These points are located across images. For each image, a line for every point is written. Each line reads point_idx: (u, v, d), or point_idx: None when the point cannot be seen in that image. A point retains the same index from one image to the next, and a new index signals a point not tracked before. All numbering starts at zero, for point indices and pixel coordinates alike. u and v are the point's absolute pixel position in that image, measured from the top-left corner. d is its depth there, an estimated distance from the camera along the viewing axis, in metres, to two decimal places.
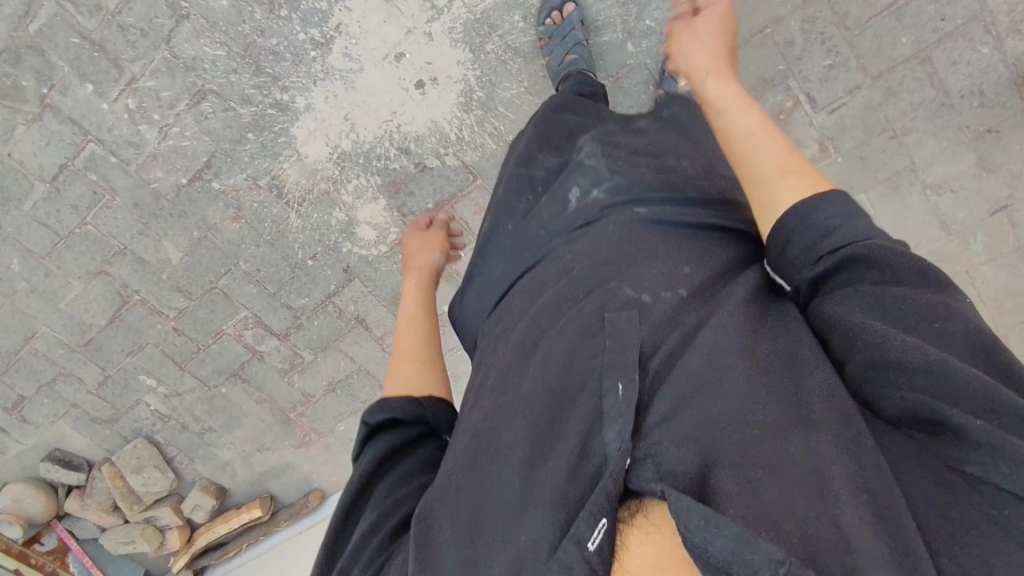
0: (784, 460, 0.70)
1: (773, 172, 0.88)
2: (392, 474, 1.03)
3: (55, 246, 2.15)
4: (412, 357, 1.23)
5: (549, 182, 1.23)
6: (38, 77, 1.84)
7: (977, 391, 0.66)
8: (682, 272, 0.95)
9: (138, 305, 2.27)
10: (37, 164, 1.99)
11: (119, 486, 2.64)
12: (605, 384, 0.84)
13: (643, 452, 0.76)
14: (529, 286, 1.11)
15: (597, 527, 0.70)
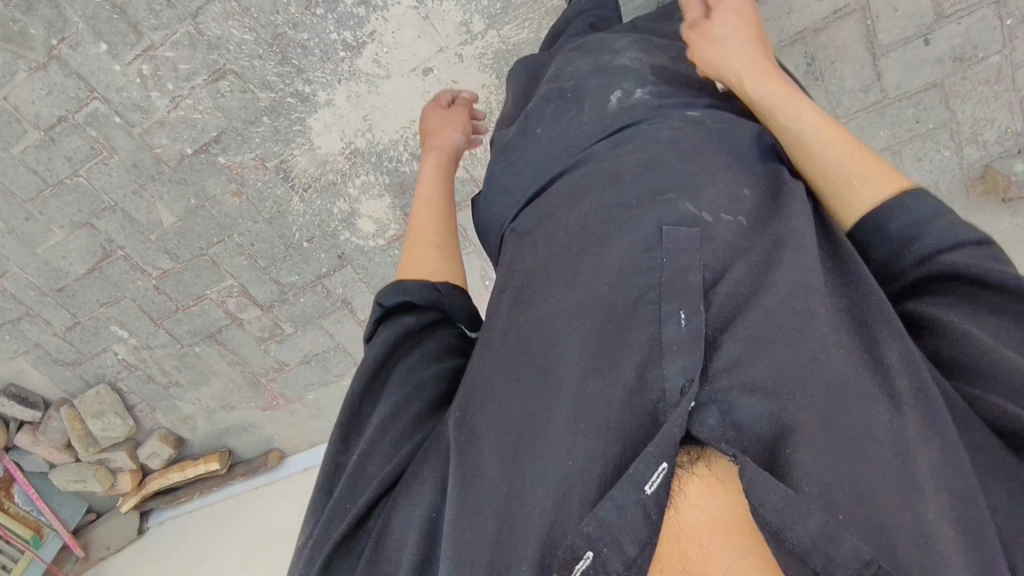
0: (865, 434, 0.67)
1: (837, 179, 0.88)
2: (407, 359, 0.99)
3: (41, 192, 2.12)
4: (427, 241, 1.18)
5: (582, 91, 1.13)
6: (50, 28, 1.79)
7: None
8: (740, 202, 0.89)
9: (120, 261, 2.28)
10: (35, 112, 1.95)
11: (77, 429, 2.68)
12: (665, 311, 0.80)
13: (709, 397, 0.72)
14: (569, 191, 1.01)
15: (657, 471, 0.68)
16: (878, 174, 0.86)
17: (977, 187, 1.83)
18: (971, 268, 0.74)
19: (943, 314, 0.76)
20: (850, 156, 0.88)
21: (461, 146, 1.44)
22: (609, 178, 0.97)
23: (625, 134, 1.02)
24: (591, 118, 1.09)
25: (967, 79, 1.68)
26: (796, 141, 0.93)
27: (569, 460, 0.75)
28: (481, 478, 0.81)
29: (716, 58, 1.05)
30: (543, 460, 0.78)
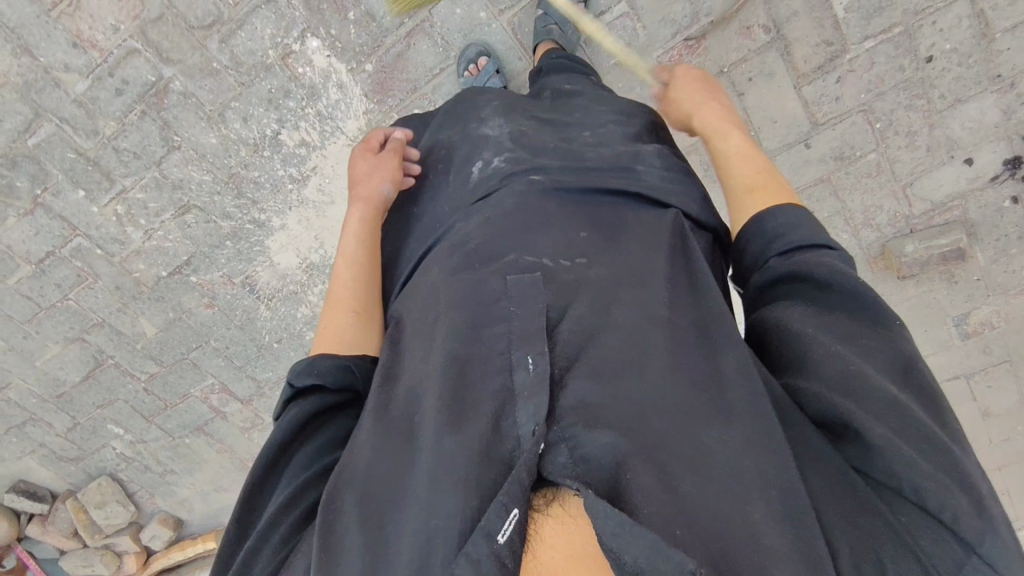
0: (703, 456, 0.79)
1: (742, 195, 1.09)
2: (310, 444, 1.06)
3: (36, 314, 2.35)
4: (346, 306, 1.25)
5: (455, 166, 1.35)
6: (33, 181, 2.02)
7: (888, 399, 0.77)
8: (577, 241, 1.08)
9: (110, 368, 2.48)
10: (26, 249, 2.18)
11: (82, 519, 2.88)
12: (514, 358, 0.89)
13: (558, 435, 0.77)
14: (431, 260, 1.18)
15: (508, 517, 0.67)
16: (766, 192, 1.06)
17: (878, 262, 1.96)
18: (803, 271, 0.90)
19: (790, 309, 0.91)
20: (754, 177, 1.09)
21: (391, 196, 1.41)
22: (460, 246, 1.13)
23: (480, 206, 1.20)
24: (457, 189, 1.30)
25: (851, 174, 1.84)
26: (724, 160, 1.17)
27: (429, 502, 0.78)
28: (339, 503, 0.88)
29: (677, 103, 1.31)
30: (406, 491, 0.84)
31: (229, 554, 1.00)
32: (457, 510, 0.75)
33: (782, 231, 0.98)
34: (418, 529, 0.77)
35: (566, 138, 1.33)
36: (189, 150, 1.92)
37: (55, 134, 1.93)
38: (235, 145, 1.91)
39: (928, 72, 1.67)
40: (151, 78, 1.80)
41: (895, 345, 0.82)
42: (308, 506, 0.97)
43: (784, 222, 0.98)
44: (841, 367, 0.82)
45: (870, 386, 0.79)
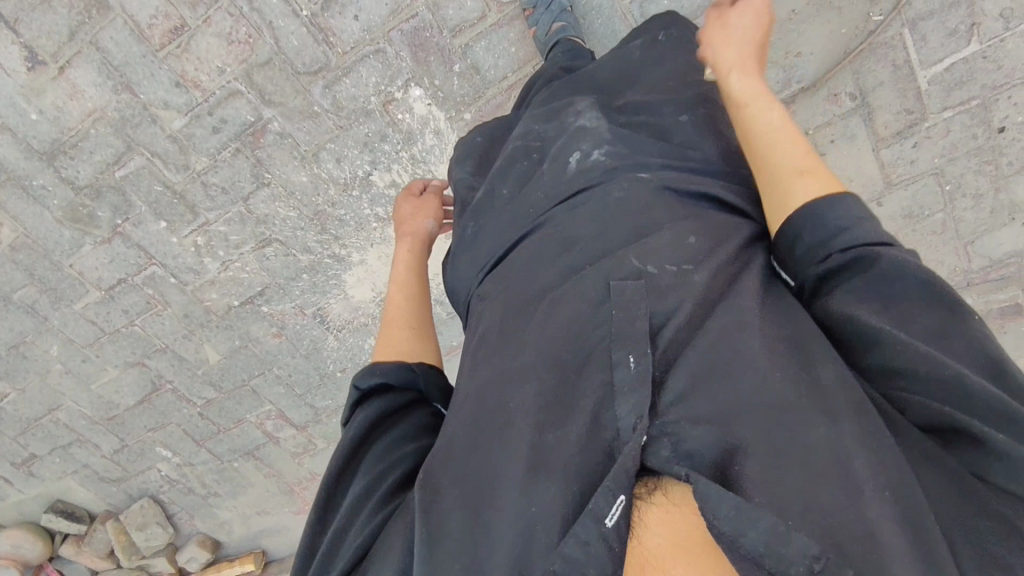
0: (811, 446, 0.72)
1: (789, 171, 0.95)
2: (386, 436, 1.03)
3: (98, 339, 2.35)
4: (402, 322, 1.24)
5: (548, 156, 1.21)
6: (115, 210, 2.03)
7: (992, 401, 0.70)
8: (687, 249, 0.96)
9: (167, 392, 2.49)
10: (97, 276, 2.18)
11: (122, 540, 2.86)
12: (615, 357, 0.86)
13: (659, 430, 0.78)
14: (532, 248, 1.09)
15: (616, 504, 0.71)
16: (822, 175, 0.93)
17: None
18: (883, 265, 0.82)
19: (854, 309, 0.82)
20: (803, 159, 0.95)
21: (435, 231, 1.49)
22: (562, 240, 1.05)
23: (578, 200, 1.09)
24: (551, 177, 1.17)
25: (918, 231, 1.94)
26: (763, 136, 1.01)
27: (535, 488, 0.79)
28: (445, 488, 0.86)
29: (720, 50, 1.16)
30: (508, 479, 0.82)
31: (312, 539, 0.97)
32: (560, 498, 0.77)
33: (847, 224, 0.86)
34: (520, 515, 0.78)
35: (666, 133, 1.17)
36: (278, 187, 1.96)
37: (144, 167, 1.94)
38: (325, 184, 1.95)
39: (1001, 142, 1.74)
40: (249, 119, 1.84)
41: (973, 337, 0.75)
42: (391, 488, 0.96)
43: (847, 215, 0.86)
44: (928, 368, 0.74)
45: (958, 382, 0.72)
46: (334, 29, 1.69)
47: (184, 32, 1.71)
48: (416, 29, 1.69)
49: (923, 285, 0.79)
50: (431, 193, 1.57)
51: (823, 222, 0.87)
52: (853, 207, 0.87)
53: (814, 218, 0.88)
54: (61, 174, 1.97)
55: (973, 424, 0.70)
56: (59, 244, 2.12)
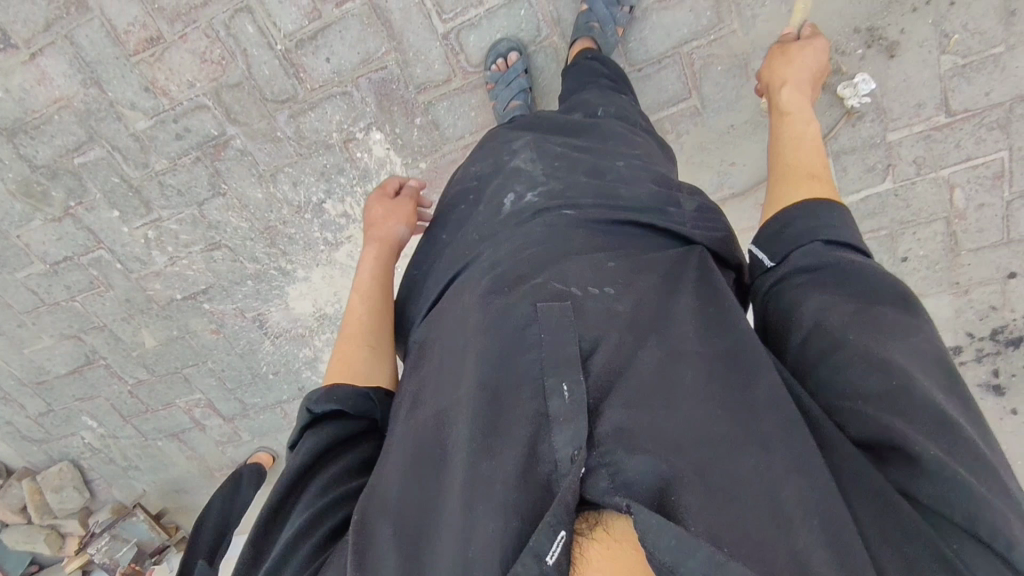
0: (739, 479, 0.74)
1: (801, 176, 1.07)
2: (331, 468, 1.00)
3: (37, 308, 2.39)
4: (361, 339, 1.18)
5: (485, 195, 1.23)
6: (70, 193, 2.07)
7: (929, 410, 0.73)
8: (609, 270, 1.00)
9: (100, 367, 2.54)
10: (43, 250, 2.22)
11: (35, 499, 2.89)
12: (548, 386, 0.84)
13: (597, 460, 0.76)
14: (462, 282, 1.10)
15: (556, 541, 0.67)
16: (824, 184, 1.05)
17: None
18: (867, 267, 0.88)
19: (822, 311, 0.86)
20: (819, 168, 1.09)
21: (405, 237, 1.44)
22: (491, 269, 1.06)
23: (512, 232, 1.11)
24: (486, 219, 1.18)
25: None
26: (792, 141, 1.17)
27: (472, 524, 0.76)
28: (383, 517, 0.85)
29: (774, 73, 1.34)
30: (447, 508, 0.81)
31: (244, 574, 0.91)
32: (501, 533, 0.73)
33: (834, 224, 0.95)
34: (460, 549, 0.74)
35: (597, 168, 1.20)
36: (234, 198, 2.02)
37: (104, 159, 1.99)
38: (280, 204, 2.02)
39: (902, 269, 1.90)
40: (213, 132, 1.90)
41: (923, 342, 0.79)
42: (331, 530, 0.91)
43: (826, 220, 0.96)
44: (876, 371, 0.78)
45: (909, 391, 0.75)
46: (306, 67, 1.77)
47: (160, 43, 1.77)
48: (384, 80, 1.77)
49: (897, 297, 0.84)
50: (406, 195, 1.51)
51: (813, 217, 0.97)
52: (840, 214, 0.97)
53: (806, 211, 0.99)
54: (20, 151, 2.00)
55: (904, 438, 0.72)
56: (8, 215, 2.15)
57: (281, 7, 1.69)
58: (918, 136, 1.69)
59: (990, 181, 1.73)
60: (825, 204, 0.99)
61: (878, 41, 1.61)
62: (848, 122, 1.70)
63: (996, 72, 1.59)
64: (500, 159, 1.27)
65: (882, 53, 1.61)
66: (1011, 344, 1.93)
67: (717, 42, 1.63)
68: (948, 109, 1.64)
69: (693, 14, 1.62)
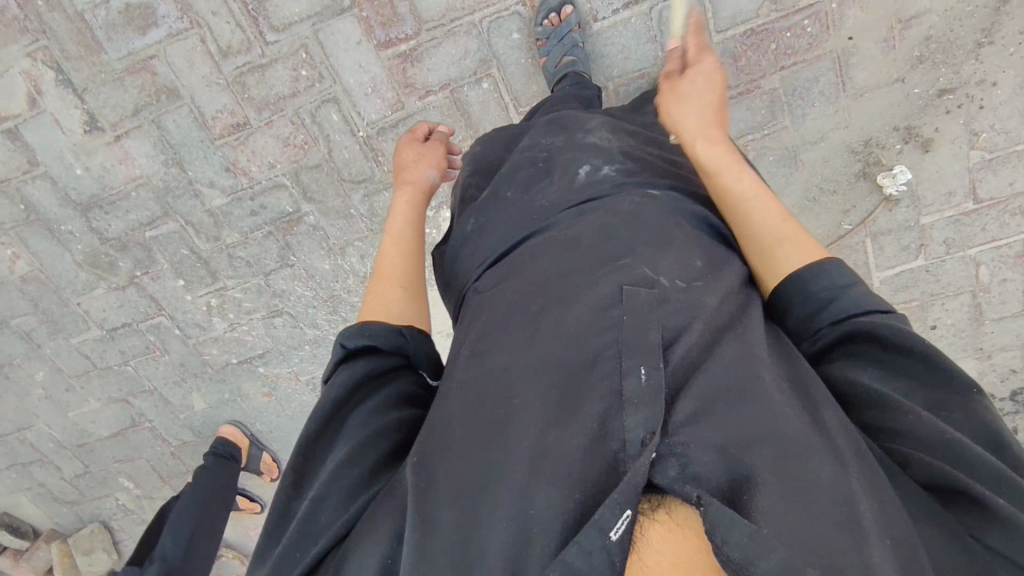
0: (817, 483, 0.71)
1: (770, 240, 1.02)
2: (368, 405, 0.94)
3: (88, 372, 2.42)
4: (396, 282, 1.13)
5: (556, 166, 1.22)
6: (137, 264, 2.13)
7: (985, 468, 0.72)
8: (692, 269, 0.96)
9: (145, 429, 2.56)
10: (103, 317, 2.26)
11: (64, 562, 2.85)
12: (624, 365, 0.80)
13: (668, 445, 0.72)
14: (534, 253, 1.05)
15: (622, 518, 0.65)
16: (806, 243, 1.00)
17: None
18: (872, 330, 0.85)
19: (852, 377, 0.86)
20: (785, 225, 1.02)
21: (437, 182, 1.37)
22: (570, 245, 1.02)
23: (584, 208, 1.10)
24: (560, 186, 1.16)
25: None
26: (738, 204, 1.07)
27: (533, 488, 0.75)
28: (437, 488, 0.81)
29: (681, 121, 1.19)
30: (506, 482, 0.77)
31: (286, 503, 0.89)
32: (563, 502, 0.72)
33: (831, 295, 0.92)
34: (520, 517, 0.72)
35: (666, 163, 1.23)
36: (301, 269, 2.10)
37: (177, 233, 2.06)
38: (345, 274, 2.09)
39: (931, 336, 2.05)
40: (288, 209, 1.98)
41: (974, 413, 0.78)
42: (369, 470, 0.88)
43: (841, 281, 0.92)
44: (926, 429, 0.77)
45: (952, 447, 0.75)
46: (384, 152, 1.87)
47: (245, 129, 1.86)
48: None
49: (917, 351, 0.82)
50: (438, 140, 1.43)
51: (808, 293, 0.94)
52: (839, 269, 0.93)
53: (811, 274, 0.94)
54: (91, 224, 2.06)
55: (970, 486, 0.71)
56: (71, 283, 2.19)
57: (366, 100, 1.80)
58: (948, 220, 1.86)
59: (1012, 260, 1.91)
60: (827, 266, 0.94)
61: (914, 139, 1.75)
62: (885, 208, 1.85)
63: (1019, 166, 1.77)
64: (574, 138, 1.27)
65: (918, 147, 1.76)
66: None
67: (771, 135, 1.77)
68: (975, 197, 1.82)
69: (750, 111, 1.74)
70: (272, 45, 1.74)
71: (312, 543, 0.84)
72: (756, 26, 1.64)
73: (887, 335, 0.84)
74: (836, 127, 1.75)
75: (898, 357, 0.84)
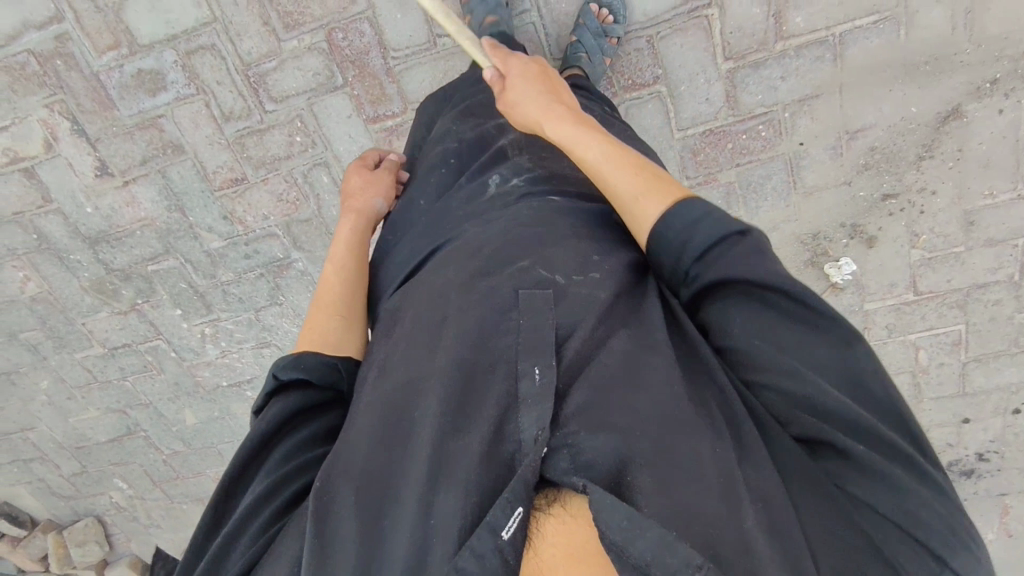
0: (696, 465, 0.75)
1: (630, 198, 0.98)
2: (292, 438, 0.99)
3: (89, 384, 2.59)
4: (333, 309, 1.18)
5: (471, 166, 1.29)
6: (139, 293, 2.29)
7: (853, 419, 0.75)
8: (592, 260, 0.99)
9: (139, 437, 2.73)
10: (105, 337, 2.43)
11: (58, 552, 3.03)
12: (520, 368, 0.85)
13: (559, 441, 0.78)
14: (443, 260, 1.09)
15: (513, 516, 0.69)
16: (664, 185, 0.96)
17: None
18: (731, 272, 0.83)
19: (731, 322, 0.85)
20: (642, 170, 0.99)
21: (383, 213, 1.39)
22: (471, 254, 1.04)
23: (495, 215, 1.12)
24: (470, 197, 1.21)
25: None
26: (601, 161, 1.03)
27: (434, 498, 0.78)
28: (345, 484, 0.85)
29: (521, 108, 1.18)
30: (408, 486, 0.82)
31: (204, 538, 0.93)
32: (459, 508, 0.75)
33: (686, 236, 0.88)
34: (418, 528, 0.76)
35: (579, 171, 1.24)
36: (288, 308, 2.24)
37: (176, 269, 2.22)
38: None
39: None
40: (279, 256, 2.14)
41: (837, 351, 0.78)
42: (281, 504, 0.91)
43: (696, 215, 0.88)
44: (793, 385, 0.79)
45: (824, 400, 0.77)
46: None
47: (242, 184, 2.01)
48: None
49: (785, 302, 0.80)
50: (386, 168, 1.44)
51: (669, 236, 0.90)
52: (688, 208, 0.89)
53: (660, 230, 0.91)
54: (99, 256, 2.22)
55: (843, 442, 0.75)
56: (77, 306, 2.35)
57: None
58: (890, 307, 1.99)
59: (949, 346, 2.03)
60: (672, 214, 0.91)
61: (859, 235, 1.88)
62: (832, 293, 1.98)
63: (956, 266, 1.89)
64: (486, 139, 1.33)
65: (863, 243, 1.89)
66: (962, 474, 2.24)
67: None
68: (916, 289, 1.95)
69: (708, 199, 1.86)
70: (271, 113, 1.88)
71: (229, 565, 0.88)
72: (714, 127, 1.76)
73: (743, 281, 0.82)
74: (787, 220, 1.87)
75: (771, 303, 0.81)
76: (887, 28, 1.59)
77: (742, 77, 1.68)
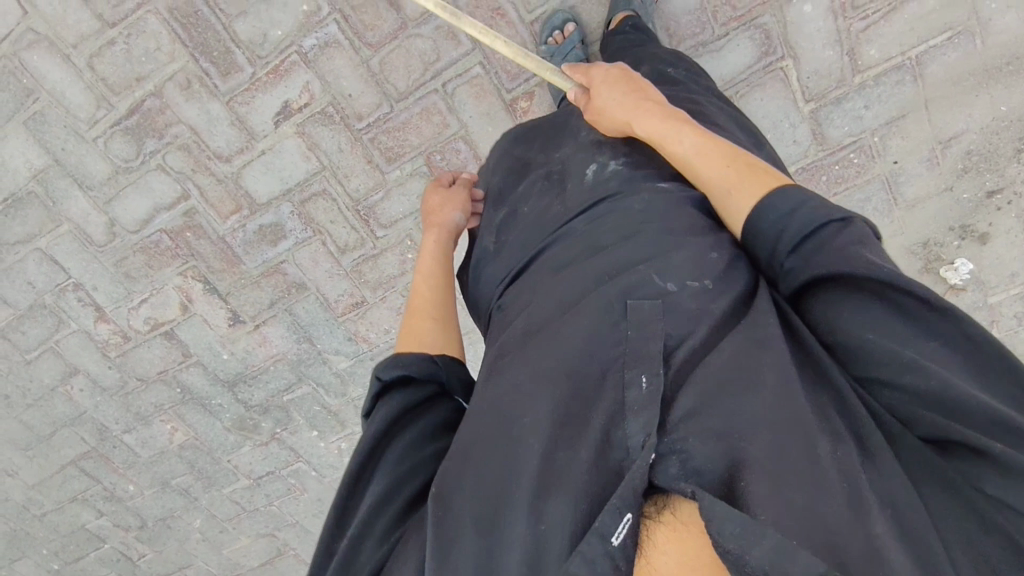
0: (818, 465, 0.71)
1: (727, 188, 0.98)
2: (406, 436, 0.95)
3: (238, 515, 2.71)
4: (426, 315, 1.16)
5: (565, 171, 1.22)
6: (278, 423, 2.42)
7: (983, 408, 0.68)
8: (708, 260, 0.94)
9: (290, 557, 2.81)
10: (250, 468, 2.56)
11: None
12: (627, 377, 0.83)
13: (666, 448, 0.75)
14: (546, 264, 1.08)
15: (623, 522, 0.69)
16: (763, 173, 0.95)
17: None
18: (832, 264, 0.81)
19: (841, 316, 0.80)
20: (738, 165, 0.98)
21: (463, 224, 1.38)
22: (580, 254, 1.04)
23: (594, 210, 1.10)
24: (571, 191, 1.17)
25: None
26: (692, 164, 1.03)
27: (545, 500, 0.77)
28: (457, 490, 0.83)
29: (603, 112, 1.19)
30: (520, 483, 0.80)
31: (329, 543, 0.89)
32: (570, 515, 0.74)
33: (785, 224, 0.87)
34: (532, 528, 0.75)
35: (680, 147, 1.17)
36: None
37: (310, 394, 2.34)
38: None
39: None
40: None
41: (971, 344, 0.72)
42: (406, 502, 0.89)
43: (792, 205, 0.88)
44: (918, 374, 0.73)
45: (950, 393, 0.70)
46: None
47: (363, 306, 2.12)
48: None
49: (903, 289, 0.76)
50: (461, 183, 1.45)
51: (771, 226, 0.89)
52: (796, 199, 0.88)
53: (765, 218, 0.90)
54: (238, 396, 2.36)
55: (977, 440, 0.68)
56: (221, 445, 2.49)
57: None
58: (1017, 296, 1.97)
59: None
60: (778, 195, 0.90)
61: (970, 234, 1.89)
62: (952, 294, 1.98)
63: None
64: (579, 140, 1.26)
65: (976, 241, 1.90)
66: None
67: None
68: None
69: None
70: (383, 238, 2.00)
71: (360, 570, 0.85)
72: (806, 165, 1.82)
73: (845, 267, 0.80)
74: (894, 234, 1.90)
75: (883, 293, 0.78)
76: (962, 41, 1.64)
77: (825, 114, 1.75)
